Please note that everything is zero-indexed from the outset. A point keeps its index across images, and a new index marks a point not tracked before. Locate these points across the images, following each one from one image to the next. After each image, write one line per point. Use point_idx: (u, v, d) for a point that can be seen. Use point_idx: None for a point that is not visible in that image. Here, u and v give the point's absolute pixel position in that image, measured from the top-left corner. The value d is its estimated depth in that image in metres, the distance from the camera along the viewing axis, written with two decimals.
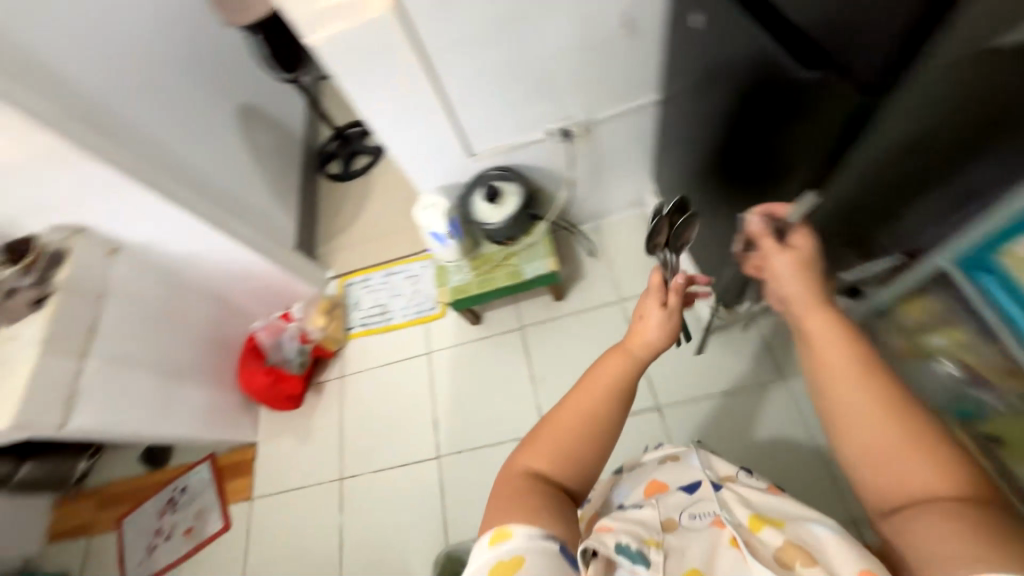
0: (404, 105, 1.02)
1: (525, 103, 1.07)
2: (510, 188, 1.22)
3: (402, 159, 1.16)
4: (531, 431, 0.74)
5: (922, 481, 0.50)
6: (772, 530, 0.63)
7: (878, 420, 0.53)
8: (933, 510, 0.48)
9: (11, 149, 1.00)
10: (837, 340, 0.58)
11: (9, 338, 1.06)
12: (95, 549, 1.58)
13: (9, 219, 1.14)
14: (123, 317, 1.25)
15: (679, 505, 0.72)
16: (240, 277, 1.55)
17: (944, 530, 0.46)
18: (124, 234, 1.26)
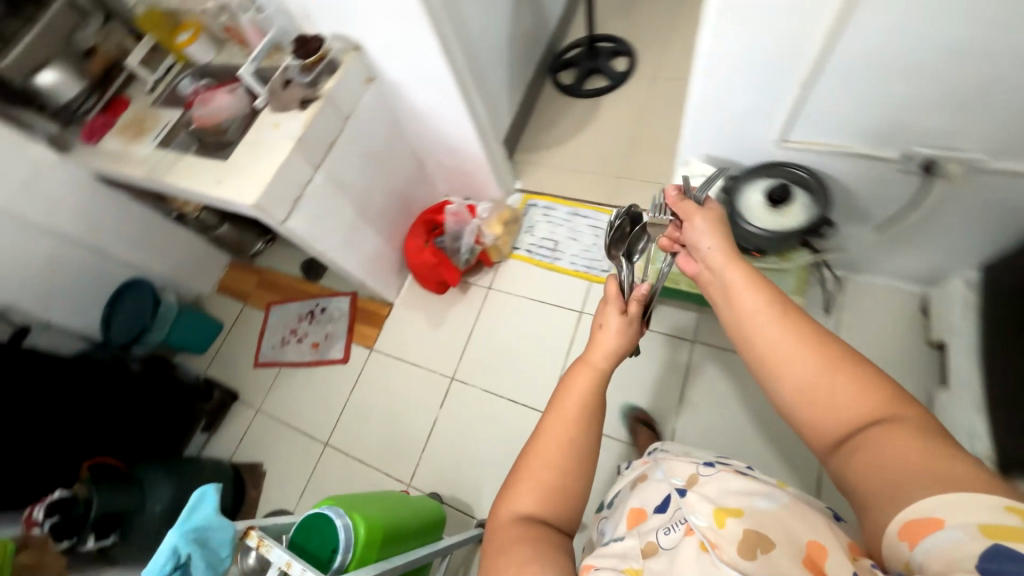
0: (765, 49, 0.81)
1: (917, 108, 0.80)
2: (801, 197, 0.97)
3: (701, 109, 0.97)
4: (509, 478, 0.74)
5: (862, 413, 0.58)
6: (734, 522, 0.58)
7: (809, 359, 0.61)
8: (880, 441, 0.55)
9: None
10: (754, 286, 0.69)
11: (275, 124, 1.13)
12: (246, 316, 1.86)
13: (308, 12, 1.17)
14: (354, 145, 1.28)
15: (656, 525, 0.67)
16: (449, 152, 1.52)
17: (893, 453, 0.53)
18: (386, 67, 1.25)
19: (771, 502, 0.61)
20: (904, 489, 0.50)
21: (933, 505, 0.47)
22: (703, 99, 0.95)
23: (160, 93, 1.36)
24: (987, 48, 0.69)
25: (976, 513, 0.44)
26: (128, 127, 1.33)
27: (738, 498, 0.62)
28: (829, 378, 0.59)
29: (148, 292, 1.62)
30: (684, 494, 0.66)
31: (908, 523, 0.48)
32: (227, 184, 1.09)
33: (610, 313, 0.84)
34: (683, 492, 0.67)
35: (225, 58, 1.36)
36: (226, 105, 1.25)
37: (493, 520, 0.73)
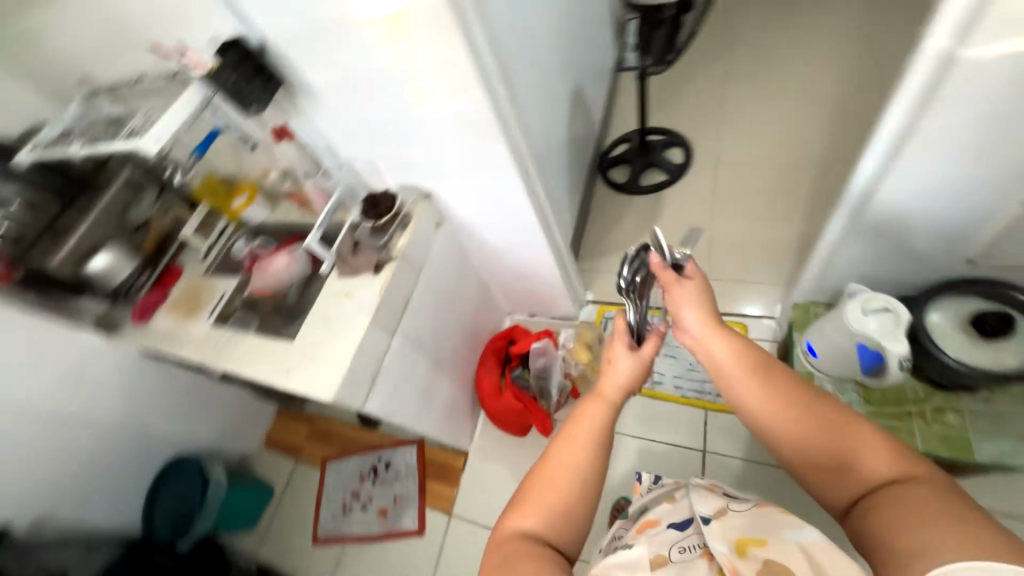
0: (977, 161, 0.67)
1: None
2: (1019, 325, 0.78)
3: (868, 224, 0.82)
4: (518, 490, 0.69)
5: (864, 468, 0.56)
6: (756, 551, 0.58)
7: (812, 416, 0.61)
8: (899, 498, 0.52)
9: (441, 110, 0.86)
10: (737, 350, 0.67)
11: (347, 294, 1.00)
12: (298, 476, 1.64)
13: (374, 167, 1.08)
14: (428, 295, 1.14)
15: (670, 539, 0.69)
16: (521, 277, 1.38)
17: (911, 511, 0.49)
18: (458, 211, 1.14)
19: (804, 535, 0.58)
20: (930, 552, 0.45)
21: (956, 571, 0.42)
22: (870, 213, 0.80)
23: (213, 260, 1.28)
24: None
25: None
26: (180, 303, 1.23)
27: (770, 530, 0.61)
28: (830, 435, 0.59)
29: (197, 472, 1.44)
30: (708, 521, 0.65)
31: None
32: (299, 375, 0.94)
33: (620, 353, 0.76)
34: (708, 518, 0.66)
35: (279, 215, 1.30)
36: (285, 270, 1.14)
37: (494, 538, 0.66)
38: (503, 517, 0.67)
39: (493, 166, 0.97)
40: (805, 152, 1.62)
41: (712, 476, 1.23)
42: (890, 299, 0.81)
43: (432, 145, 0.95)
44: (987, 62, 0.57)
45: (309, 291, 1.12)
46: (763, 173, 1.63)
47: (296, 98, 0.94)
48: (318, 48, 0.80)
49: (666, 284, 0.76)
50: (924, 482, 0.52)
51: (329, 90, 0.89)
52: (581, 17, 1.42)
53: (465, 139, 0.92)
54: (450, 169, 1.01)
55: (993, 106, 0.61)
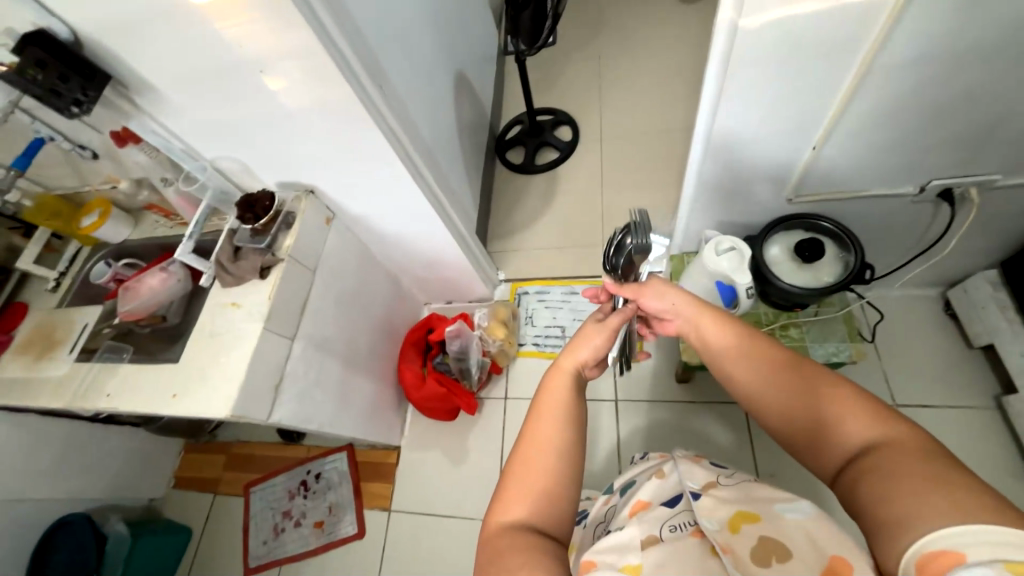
0: (773, 116, 0.81)
1: (930, 151, 0.82)
2: (828, 248, 0.96)
3: (708, 175, 0.96)
4: (500, 482, 0.71)
5: (849, 434, 0.56)
6: (749, 528, 0.66)
7: (788, 381, 0.63)
8: (879, 460, 0.52)
9: (301, 100, 0.83)
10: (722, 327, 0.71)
11: (234, 303, 0.94)
12: (219, 510, 1.52)
13: (245, 168, 1.01)
14: (328, 294, 1.11)
15: (660, 519, 0.74)
16: (428, 265, 1.39)
17: (892, 473, 0.49)
18: (348, 205, 1.11)
19: (798, 511, 0.65)
20: (914, 520, 0.44)
21: (946, 535, 0.41)
22: (707, 167, 0.94)
23: (66, 290, 1.12)
24: (996, 91, 0.71)
25: (981, 537, 0.40)
26: (29, 344, 1.06)
27: (760, 505, 0.69)
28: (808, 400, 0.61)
29: (88, 530, 1.27)
30: (698, 497, 0.74)
31: (920, 557, 0.42)
32: (188, 398, 0.87)
33: (586, 334, 0.81)
34: (698, 496, 0.74)
35: (145, 231, 1.15)
36: (160, 290, 1.03)
37: (485, 533, 0.68)
38: (490, 513, 0.69)
39: (374, 155, 0.95)
40: (674, 121, 1.80)
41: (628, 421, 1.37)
42: (735, 240, 0.96)
43: (305, 138, 0.91)
44: (769, 32, 0.68)
45: (194, 308, 1.07)
46: (642, 142, 1.79)
47: (133, 96, 0.84)
48: (146, 38, 0.72)
49: (632, 293, 0.81)
50: (909, 445, 0.51)
51: (172, 85, 0.81)
52: (452, 1, 1.42)
53: (338, 129, 0.89)
54: (330, 162, 0.98)
55: (773, 69, 0.73)
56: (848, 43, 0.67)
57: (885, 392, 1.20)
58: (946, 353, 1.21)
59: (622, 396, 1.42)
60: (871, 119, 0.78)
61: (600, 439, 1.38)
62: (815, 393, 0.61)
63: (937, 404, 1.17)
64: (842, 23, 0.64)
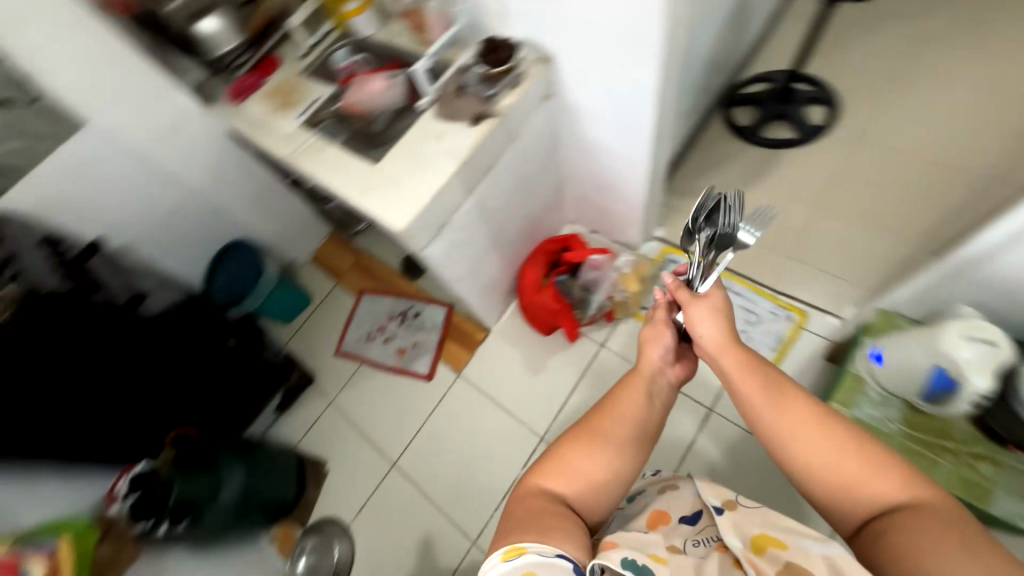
0: None
1: None
2: None
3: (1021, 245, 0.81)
4: (543, 455, 0.76)
5: (878, 496, 0.56)
6: (774, 551, 0.58)
7: (816, 441, 0.59)
8: (906, 523, 0.52)
9: None
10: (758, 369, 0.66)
11: (439, 135, 0.97)
12: (335, 297, 1.79)
13: (500, 10, 0.96)
14: (511, 168, 1.11)
15: (683, 533, 0.68)
16: (602, 187, 1.32)
17: (918, 539, 0.50)
18: (571, 90, 1.04)
19: (828, 546, 0.55)
20: None
21: None
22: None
23: (311, 61, 1.25)
24: None
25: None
26: (274, 95, 1.23)
27: (787, 532, 0.60)
28: (834, 458, 0.58)
29: (252, 257, 1.57)
30: (720, 512, 0.65)
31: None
32: (375, 197, 0.95)
33: (653, 330, 0.83)
34: (718, 508, 0.66)
35: (387, 35, 1.22)
36: (383, 94, 1.13)
37: (520, 491, 0.73)
38: (528, 476, 0.74)
39: (638, 44, 0.85)
40: (963, 158, 1.39)
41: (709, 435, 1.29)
42: (998, 335, 0.80)
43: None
44: None
45: (399, 122, 1.11)
46: (903, 165, 1.43)
47: None
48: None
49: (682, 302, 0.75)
50: (931, 507, 0.53)
51: None
52: None
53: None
54: (588, 33, 0.89)
55: None
56: None
57: None
58: None
59: (716, 409, 1.32)
60: None
61: (670, 431, 1.34)
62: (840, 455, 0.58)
63: None
64: None
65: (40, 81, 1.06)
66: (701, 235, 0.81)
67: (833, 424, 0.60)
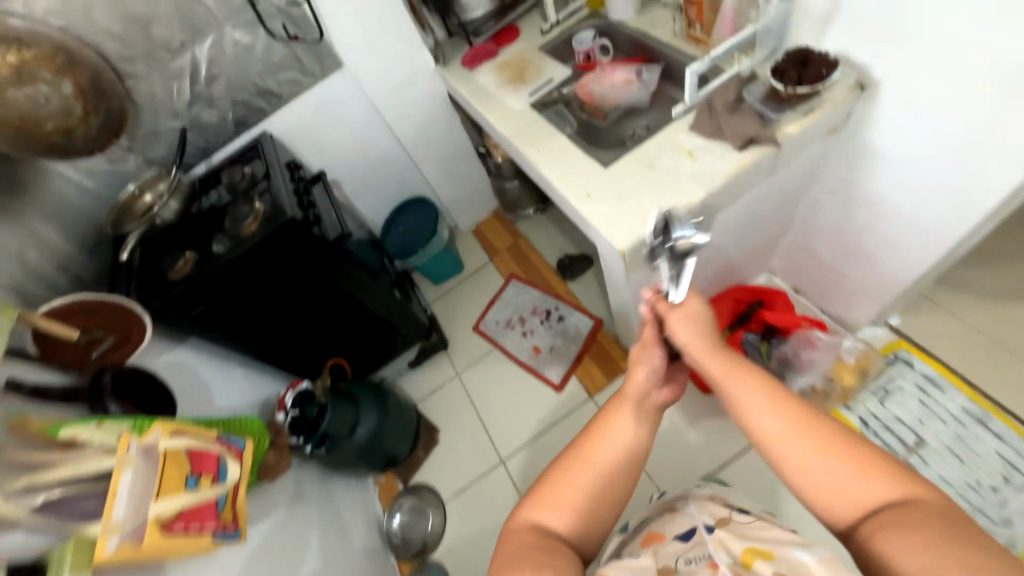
0: None
1: None
2: None
3: None
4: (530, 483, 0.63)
5: (869, 496, 0.47)
6: (764, 565, 0.56)
7: (800, 441, 0.50)
8: (906, 522, 0.43)
9: None
10: (740, 365, 0.57)
11: (692, 154, 0.84)
12: (483, 273, 1.77)
13: (824, 16, 0.78)
14: (753, 204, 0.92)
15: (674, 552, 0.65)
16: (845, 251, 1.05)
17: (914, 538, 0.42)
18: (877, 128, 0.81)
19: (805, 553, 0.54)
20: None
21: None
22: None
23: (552, 38, 1.20)
24: None
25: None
26: (507, 67, 1.19)
27: (774, 543, 0.59)
28: (821, 456, 0.49)
29: (431, 218, 1.62)
30: (711, 530, 0.66)
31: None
32: (599, 204, 0.85)
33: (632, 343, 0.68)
34: (710, 527, 0.67)
35: (642, 22, 1.10)
36: (619, 88, 1.04)
37: (508, 527, 0.60)
38: (515, 510, 0.62)
39: None
40: None
41: None
42: None
43: (999, 16, 0.60)
44: None
45: (627, 122, 1.05)
46: None
47: None
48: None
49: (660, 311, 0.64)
50: (933, 507, 0.44)
51: None
52: None
53: None
54: (970, 65, 0.66)
55: None
56: None
57: None
58: None
59: None
60: None
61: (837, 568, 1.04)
62: (829, 453, 0.49)
63: None
64: None
65: (324, 23, 1.16)
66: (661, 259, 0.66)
67: (824, 421, 0.51)
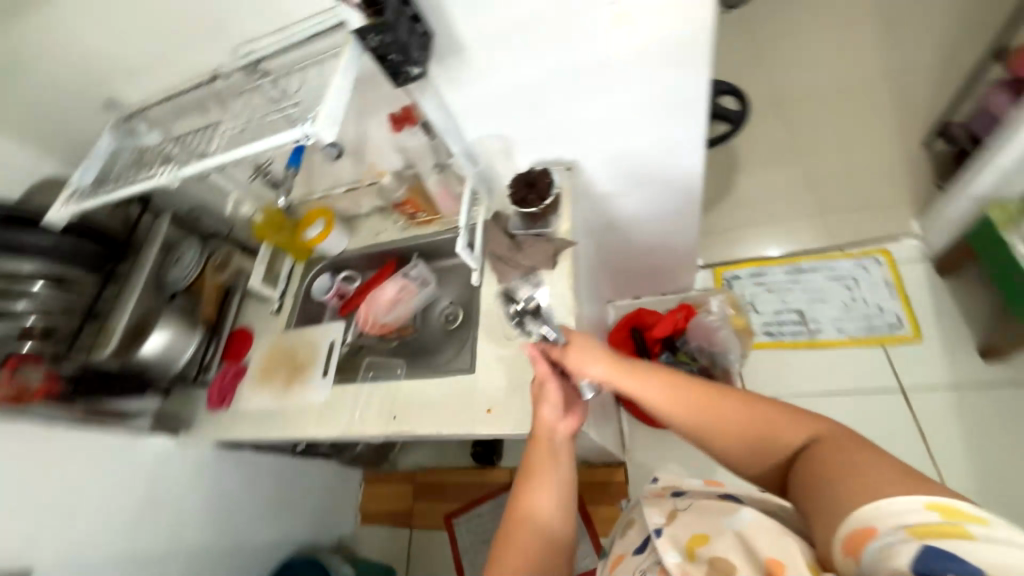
0: None
1: None
2: None
3: None
4: None
5: (781, 442, 0.51)
6: (704, 553, 0.49)
7: (722, 408, 0.55)
8: (815, 458, 0.46)
9: (639, 33, 0.66)
10: (651, 376, 0.60)
11: (525, 300, 0.81)
12: (421, 547, 1.34)
13: (505, 145, 0.87)
14: (586, 285, 0.94)
15: (632, 568, 0.56)
16: (649, 253, 1.19)
17: (820, 470, 0.44)
18: (602, 178, 0.95)
19: (740, 519, 0.50)
20: (840, 505, 0.40)
21: (881, 512, 0.38)
22: None
23: (289, 311, 1.05)
24: None
25: (902, 514, 0.37)
26: (271, 370, 0.96)
27: (712, 522, 0.53)
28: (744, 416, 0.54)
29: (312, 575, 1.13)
30: (660, 531, 0.54)
31: (855, 537, 0.38)
32: (511, 412, 0.73)
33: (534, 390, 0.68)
34: (658, 529, 0.55)
35: (363, 238, 1.06)
36: (402, 299, 0.96)
37: None
38: None
39: (680, 104, 0.77)
40: (869, 67, 1.54)
41: (929, 422, 1.06)
42: None
43: (604, 91, 0.75)
44: None
45: (432, 313, 1.01)
46: (833, 95, 1.54)
47: (439, 59, 0.71)
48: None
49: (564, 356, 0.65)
50: (833, 435, 0.47)
51: (487, 41, 0.67)
52: None
53: (651, 73, 0.72)
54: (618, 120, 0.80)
55: None
56: None
57: None
58: None
59: (907, 386, 1.11)
60: None
61: (893, 443, 1.06)
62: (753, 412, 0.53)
63: None
64: None
65: None
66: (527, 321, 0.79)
67: (733, 394, 0.55)
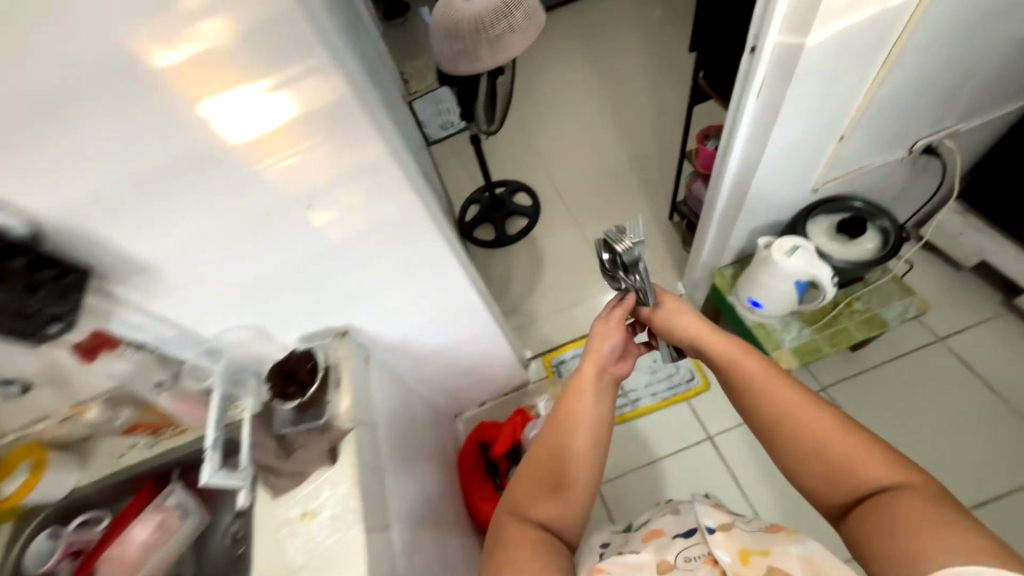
0: (795, 167, 0.95)
1: (884, 146, 0.99)
2: (867, 235, 1.01)
3: (763, 215, 1.06)
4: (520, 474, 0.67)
5: (862, 476, 0.52)
6: (760, 561, 0.55)
7: (811, 413, 0.57)
8: (904, 505, 0.48)
9: (354, 221, 0.65)
10: (745, 355, 0.64)
11: (303, 514, 0.68)
12: None
13: (256, 332, 0.77)
14: (394, 449, 0.86)
15: (675, 544, 0.62)
16: (471, 371, 1.19)
17: (910, 523, 0.46)
18: (387, 332, 0.91)
19: (804, 547, 0.54)
20: (925, 556, 0.43)
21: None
22: (747, 209, 1.02)
23: None
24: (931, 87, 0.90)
25: None
26: None
27: (769, 541, 0.58)
28: (819, 427, 0.56)
29: None
30: (714, 530, 0.60)
31: None
32: None
33: (605, 326, 0.74)
34: (712, 529, 0.60)
35: (103, 465, 0.83)
36: (159, 542, 0.75)
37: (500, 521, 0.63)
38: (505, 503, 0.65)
39: (429, 263, 0.79)
40: (618, 159, 1.88)
41: (736, 460, 1.21)
42: (796, 239, 0.96)
43: (347, 268, 0.72)
44: (778, 141, 0.87)
45: (214, 535, 0.82)
46: (599, 184, 1.82)
47: (120, 281, 0.60)
48: (174, 196, 0.52)
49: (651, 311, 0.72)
50: (926, 491, 0.49)
51: (175, 256, 0.59)
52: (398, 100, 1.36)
53: (387, 248, 0.72)
54: (377, 286, 0.79)
55: (799, 159, 0.94)
56: (836, 120, 0.88)
57: (926, 331, 1.28)
58: (949, 278, 1.32)
59: (713, 431, 1.25)
60: (877, 100, 0.86)
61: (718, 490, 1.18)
62: (838, 429, 0.55)
63: (973, 320, 1.27)
64: (823, 120, 0.86)
65: None
66: (624, 277, 0.72)
67: (835, 414, 0.56)
